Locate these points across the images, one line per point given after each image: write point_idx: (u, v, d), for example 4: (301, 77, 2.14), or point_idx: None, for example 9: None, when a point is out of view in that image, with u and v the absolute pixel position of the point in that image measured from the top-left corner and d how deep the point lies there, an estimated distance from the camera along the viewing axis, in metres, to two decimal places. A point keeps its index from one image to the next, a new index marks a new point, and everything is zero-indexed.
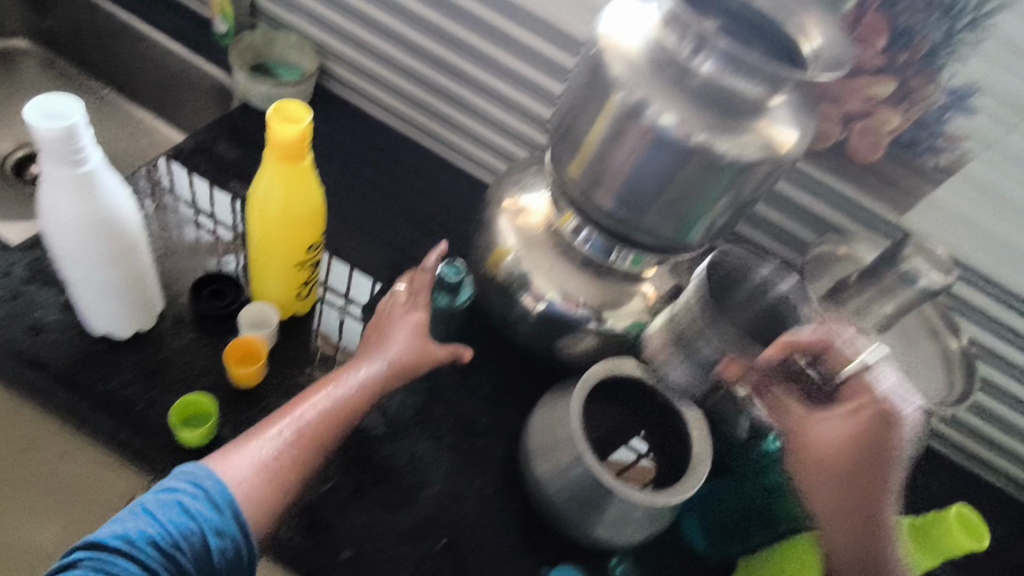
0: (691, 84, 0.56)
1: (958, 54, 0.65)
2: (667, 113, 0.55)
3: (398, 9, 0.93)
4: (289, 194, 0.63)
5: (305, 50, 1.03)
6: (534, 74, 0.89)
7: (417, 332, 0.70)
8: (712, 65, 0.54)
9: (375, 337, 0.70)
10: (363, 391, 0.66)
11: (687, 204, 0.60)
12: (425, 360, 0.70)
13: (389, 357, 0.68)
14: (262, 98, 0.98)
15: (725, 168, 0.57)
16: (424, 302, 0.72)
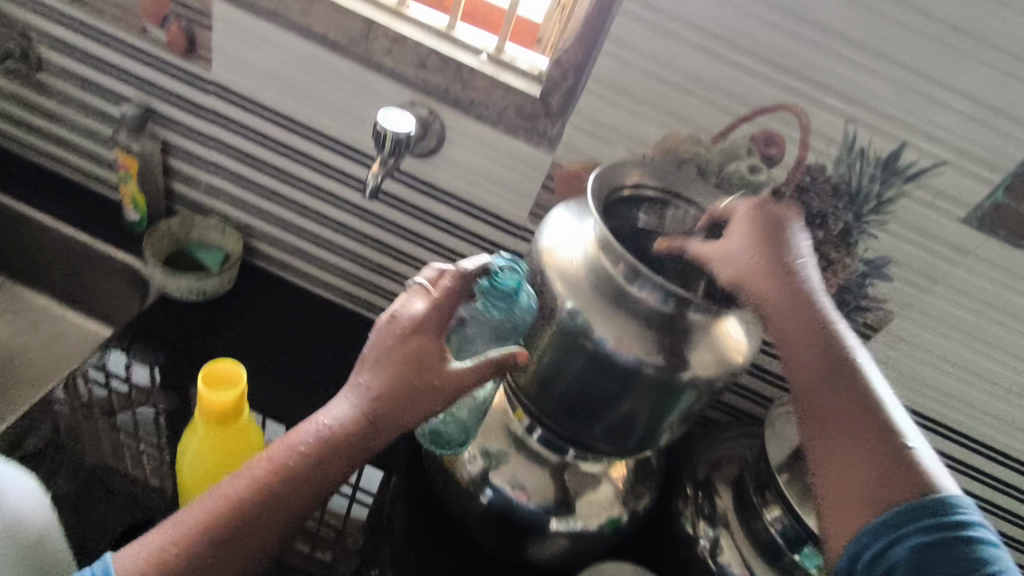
0: (631, 305, 0.58)
1: (868, 233, 0.71)
2: (609, 333, 0.57)
3: (323, 193, 0.91)
4: (224, 455, 0.57)
5: (227, 232, 0.99)
6: (471, 250, 0.89)
7: (417, 360, 0.54)
8: (648, 292, 0.57)
9: (372, 351, 0.55)
10: (337, 434, 0.52)
11: (642, 415, 0.61)
12: (418, 398, 0.53)
13: (375, 388, 0.53)
14: (185, 291, 0.93)
15: (678, 386, 0.57)
16: (429, 312, 0.55)
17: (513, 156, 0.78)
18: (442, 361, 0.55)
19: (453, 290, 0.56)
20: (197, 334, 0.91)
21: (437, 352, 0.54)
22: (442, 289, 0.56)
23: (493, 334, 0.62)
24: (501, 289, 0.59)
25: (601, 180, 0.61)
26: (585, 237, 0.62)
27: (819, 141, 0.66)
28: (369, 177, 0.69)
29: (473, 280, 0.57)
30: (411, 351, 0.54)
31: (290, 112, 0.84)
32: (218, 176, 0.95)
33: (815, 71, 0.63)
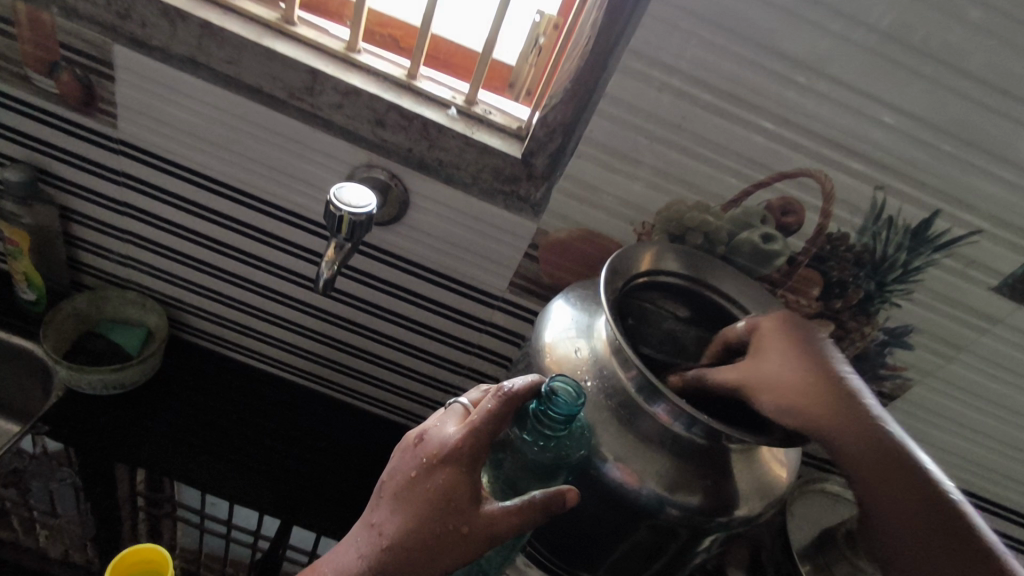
0: (643, 426, 0.48)
1: (890, 302, 0.64)
2: (623, 466, 0.47)
3: (265, 264, 0.78)
4: None
5: (148, 306, 0.85)
6: (442, 323, 0.78)
7: (441, 503, 0.43)
8: (663, 413, 0.47)
9: (397, 481, 0.45)
10: None
11: (659, 552, 0.51)
12: (440, 554, 0.42)
13: (390, 533, 0.43)
14: (97, 387, 0.78)
15: (708, 525, 0.48)
16: (462, 440, 0.44)
17: (490, 224, 0.67)
18: (473, 507, 0.43)
19: (497, 416, 0.43)
20: (119, 438, 0.77)
21: (468, 494, 0.43)
22: (482, 412, 0.44)
23: (541, 471, 0.46)
24: (558, 418, 0.44)
25: (612, 272, 0.51)
26: (591, 339, 0.51)
27: (842, 208, 0.59)
28: (323, 269, 0.58)
29: (521, 401, 0.44)
30: (435, 490, 0.43)
31: (221, 175, 0.71)
32: (139, 245, 0.81)
33: (841, 134, 0.55)
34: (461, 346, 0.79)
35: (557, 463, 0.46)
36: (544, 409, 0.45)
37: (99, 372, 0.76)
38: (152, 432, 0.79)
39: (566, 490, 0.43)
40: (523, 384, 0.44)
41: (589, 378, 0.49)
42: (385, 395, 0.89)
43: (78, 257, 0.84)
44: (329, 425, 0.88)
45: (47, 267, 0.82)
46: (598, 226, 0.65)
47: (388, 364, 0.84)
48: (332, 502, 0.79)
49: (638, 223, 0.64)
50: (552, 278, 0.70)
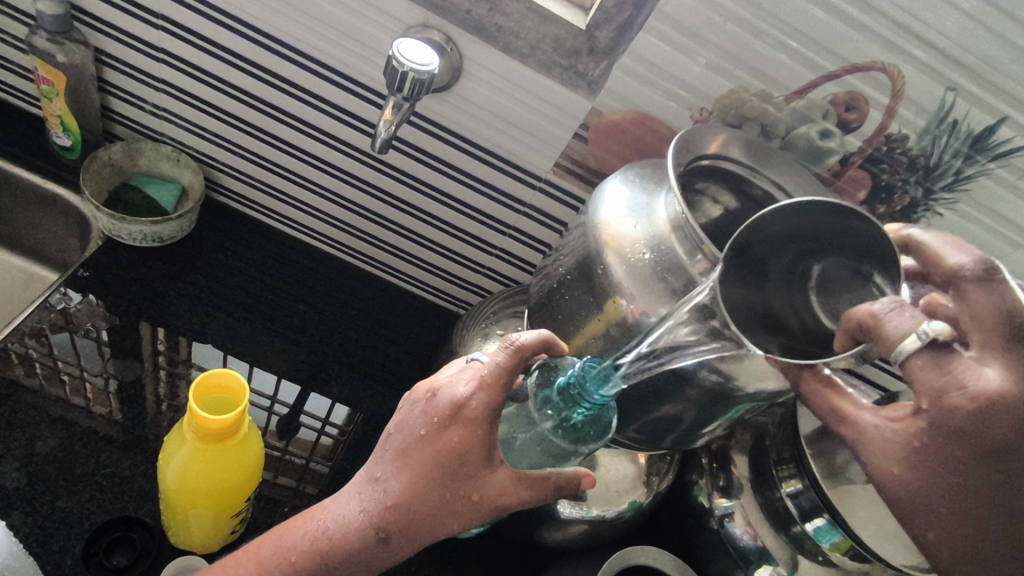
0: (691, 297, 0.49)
1: (933, 211, 0.64)
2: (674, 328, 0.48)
3: (306, 125, 0.76)
4: (209, 479, 0.50)
5: (183, 163, 0.84)
6: (479, 202, 0.78)
7: (453, 467, 0.49)
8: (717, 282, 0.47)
9: (406, 439, 0.51)
10: (345, 535, 0.49)
11: (684, 420, 0.55)
12: (451, 515, 0.49)
13: (398, 493, 0.49)
14: (136, 237, 0.80)
15: (736, 399, 0.52)
16: (476, 402, 0.49)
17: (543, 99, 0.66)
18: (482, 473, 0.50)
19: (507, 372, 0.49)
20: (150, 295, 0.80)
21: (479, 460, 0.49)
22: (495, 368, 0.49)
23: (558, 445, 0.53)
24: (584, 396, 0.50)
25: (677, 150, 0.51)
26: (650, 218, 0.51)
27: (908, 108, 0.58)
28: (380, 127, 0.58)
29: (530, 354, 0.49)
30: (448, 452, 0.49)
31: (266, 26, 0.68)
32: (175, 97, 0.79)
33: (920, 26, 0.54)
34: (496, 228, 0.80)
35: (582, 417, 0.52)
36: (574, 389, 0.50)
37: (140, 222, 0.78)
38: (177, 297, 0.81)
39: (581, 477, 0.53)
40: (534, 340, 0.49)
41: (647, 253, 0.50)
42: (415, 272, 0.90)
43: (110, 106, 0.82)
44: (356, 298, 0.90)
45: (80, 114, 0.81)
46: (653, 109, 0.64)
47: (422, 241, 0.85)
48: (357, 365, 0.83)
49: (695, 108, 0.63)
50: (598, 161, 0.69)
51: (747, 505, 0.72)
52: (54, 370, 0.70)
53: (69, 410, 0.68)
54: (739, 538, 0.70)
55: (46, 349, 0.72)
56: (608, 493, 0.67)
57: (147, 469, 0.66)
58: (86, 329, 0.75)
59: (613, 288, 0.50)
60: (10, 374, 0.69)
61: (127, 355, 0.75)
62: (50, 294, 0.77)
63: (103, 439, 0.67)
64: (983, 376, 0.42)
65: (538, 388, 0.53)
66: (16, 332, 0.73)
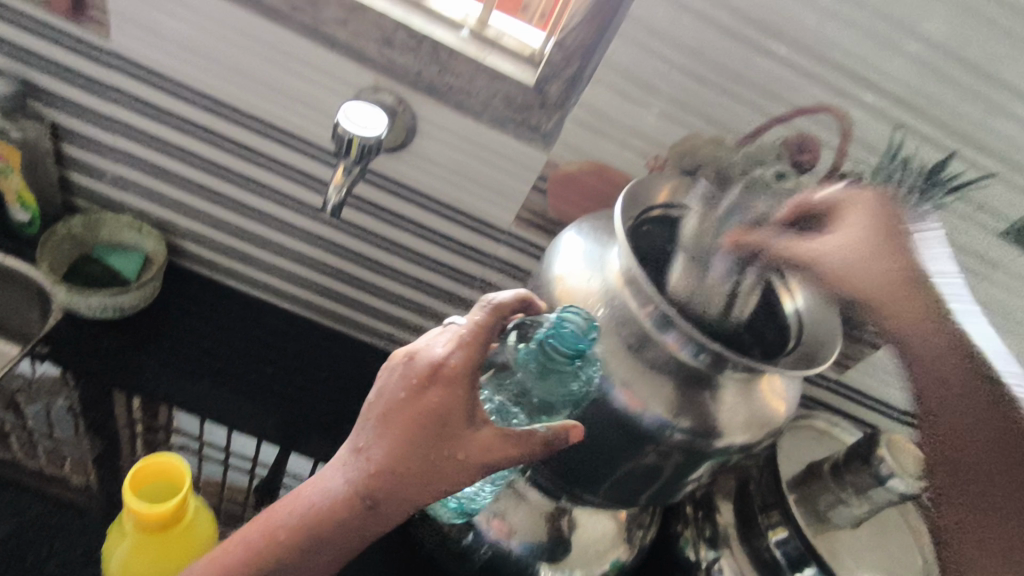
0: (646, 353, 0.47)
1: None
2: (622, 385, 0.47)
3: (267, 189, 0.76)
4: (160, 563, 0.47)
5: (144, 231, 0.83)
6: (444, 256, 0.77)
7: (434, 428, 0.44)
8: (669, 338, 0.46)
9: (384, 404, 0.45)
10: (328, 512, 0.44)
11: (655, 477, 0.52)
12: (437, 476, 0.44)
13: (381, 459, 0.44)
14: (96, 309, 0.77)
15: (708, 454, 0.49)
16: (455, 360, 0.44)
17: (498, 153, 0.66)
18: (467, 431, 0.44)
19: (486, 329, 0.44)
20: (114, 366, 0.77)
21: (462, 418, 0.44)
22: (473, 326, 0.45)
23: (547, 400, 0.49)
24: (562, 348, 0.46)
25: (627, 204, 0.51)
26: (604, 271, 0.50)
27: (858, 148, 0.59)
28: (330, 192, 0.57)
29: (508, 312, 0.45)
30: (429, 416, 0.44)
31: (221, 94, 0.68)
32: (136, 167, 0.78)
33: (862, 69, 0.55)
34: (462, 281, 0.79)
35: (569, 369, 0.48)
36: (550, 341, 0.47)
37: (99, 295, 0.76)
38: (147, 362, 0.79)
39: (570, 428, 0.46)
40: (513, 298, 0.45)
41: (602, 308, 0.49)
42: (386, 328, 0.89)
43: (70, 178, 0.82)
44: (327, 357, 0.88)
45: (39, 189, 0.80)
46: (608, 160, 0.64)
47: (390, 297, 0.84)
48: (327, 429, 0.80)
49: (649, 157, 0.63)
50: (558, 212, 0.69)
51: (735, 551, 0.69)
52: (21, 447, 0.68)
53: (31, 489, 0.65)
54: None
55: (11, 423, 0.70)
56: (588, 555, 0.64)
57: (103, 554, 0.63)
58: (56, 401, 0.73)
59: (570, 345, 0.49)
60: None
61: (98, 427, 0.72)
62: (11, 367, 0.75)
63: (69, 515, 0.65)
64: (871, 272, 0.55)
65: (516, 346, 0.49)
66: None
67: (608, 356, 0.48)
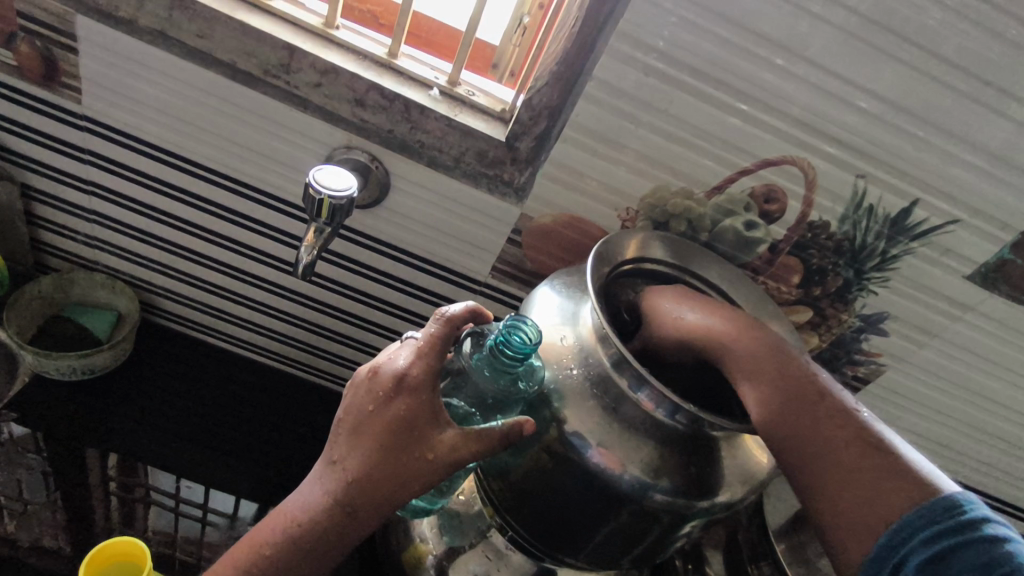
0: (623, 412, 0.47)
1: (867, 289, 0.65)
2: (601, 446, 0.46)
3: (241, 245, 0.76)
4: None
5: (118, 289, 0.82)
6: (423, 307, 0.77)
7: (403, 434, 0.45)
8: (644, 397, 0.45)
9: (353, 419, 0.47)
10: (308, 527, 0.44)
11: (638, 540, 0.50)
12: (413, 479, 0.45)
13: (356, 468, 0.45)
14: (66, 371, 0.75)
15: (691, 515, 0.48)
16: (416, 369, 0.46)
17: (472, 207, 0.66)
18: (434, 433, 0.46)
19: (443, 340, 0.47)
20: (82, 431, 0.75)
21: (429, 420, 0.46)
22: (428, 337, 0.47)
23: (505, 402, 0.49)
24: (507, 357, 0.46)
25: (599, 260, 0.51)
26: (577, 328, 0.50)
27: (825, 197, 0.60)
28: (301, 253, 0.57)
29: (461, 321, 0.48)
30: (397, 422, 0.45)
31: (194, 154, 0.68)
32: (109, 226, 0.78)
33: (825, 123, 0.56)
34: None
35: (522, 372, 0.48)
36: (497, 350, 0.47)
37: (66, 357, 0.73)
38: (117, 423, 0.76)
39: (524, 421, 0.47)
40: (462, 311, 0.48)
41: (576, 368, 0.48)
42: None
43: (41, 238, 0.81)
44: (305, 412, 0.86)
45: (9, 250, 0.79)
46: (581, 211, 0.65)
47: (369, 349, 0.83)
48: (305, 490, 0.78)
49: (621, 208, 0.64)
50: (534, 263, 0.69)
51: None
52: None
53: None
54: None
55: None
56: None
57: None
58: None
59: (545, 406, 0.48)
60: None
61: None
62: None
63: None
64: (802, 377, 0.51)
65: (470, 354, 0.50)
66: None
67: (585, 415, 0.47)
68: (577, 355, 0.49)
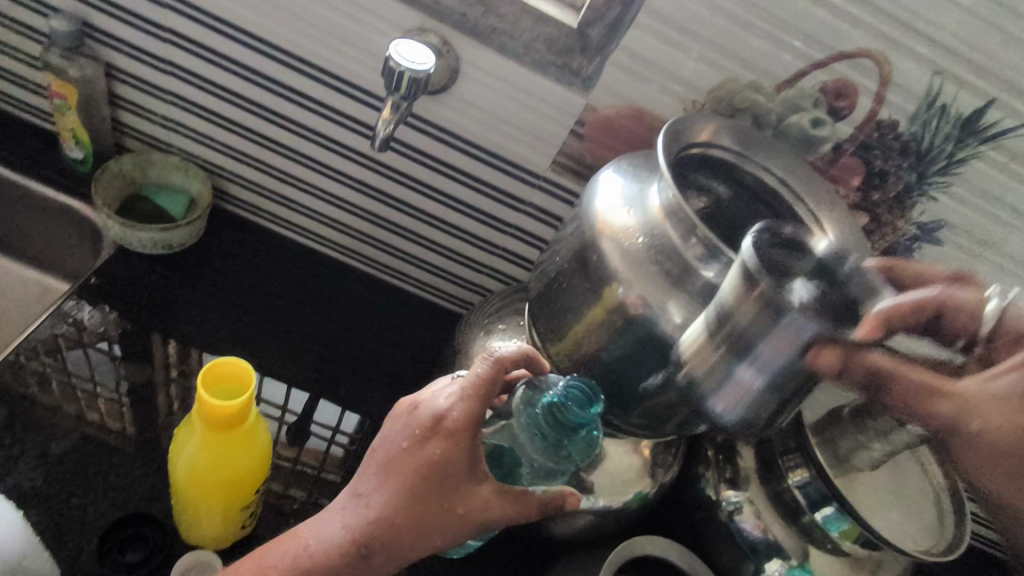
0: (685, 282, 0.50)
1: (928, 194, 0.65)
2: (666, 312, 0.50)
3: (310, 131, 0.79)
4: (229, 460, 0.53)
5: (191, 172, 0.86)
6: (480, 201, 0.79)
7: (435, 479, 0.51)
8: (716, 270, 0.49)
9: (389, 453, 0.54)
10: (330, 555, 0.51)
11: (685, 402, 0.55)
12: (436, 528, 0.51)
13: (382, 505, 0.51)
14: (148, 245, 0.81)
15: None
16: (455, 413, 0.52)
17: (539, 97, 0.67)
18: (466, 487, 0.52)
19: (486, 385, 0.53)
20: (161, 302, 0.81)
21: (460, 471, 0.52)
22: (474, 379, 0.53)
23: (546, 465, 0.54)
24: (568, 420, 0.51)
25: (669, 139, 0.52)
26: (643, 205, 0.52)
27: (897, 94, 0.60)
28: (380, 127, 0.61)
29: (507, 367, 0.54)
30: (430, 464, 0.51)
31: (271, 35, 0.71)
32: (183, 109, 0.81)
33: (904, 12, 0.55)
34: (497, 227, 0.81)
35: (574, 441, 0.53)
36: (558, 409, 0.52)
37: (149, 229, 0.79)
38: (187, 304, 0.82)
39: (566, 494, 0.55)
40: (511, 352, 0.54)
41: (641, 238, 0.51)
42: (419, 275, 0.91)
43: (120, 119, 0.85)
44: (362, 302, 0.90)
45: (92, 128, 0.84)
46: (646, 104, 0.66)
47: (425, 243, 0.86)
48: (362, 369, 0.83)
49: (688, 101, 0.64)
50: (595, 157, 0.71)
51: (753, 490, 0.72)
52: (63, 390, 0.71)
53: (83, 416, 0.69)
54: (747, 531, 0.70)
55: (61, 358, 0.73)
56: (614, 483, 0.66)
57: (154, 475, 0.67)
58: (97, 346, 0.75)
59: (609, 275, 0.51)
60: (16, 381, 0.70)
61: (144, 360, 0.76)
62: (63, 304, 0.78)
63: (108, 447, 0.67)
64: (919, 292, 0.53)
65: (522, 403, 0.54)
66: (27, 346, 0.74)
67: (650, 282, 0.50)
68: (643, 226, 0.51)
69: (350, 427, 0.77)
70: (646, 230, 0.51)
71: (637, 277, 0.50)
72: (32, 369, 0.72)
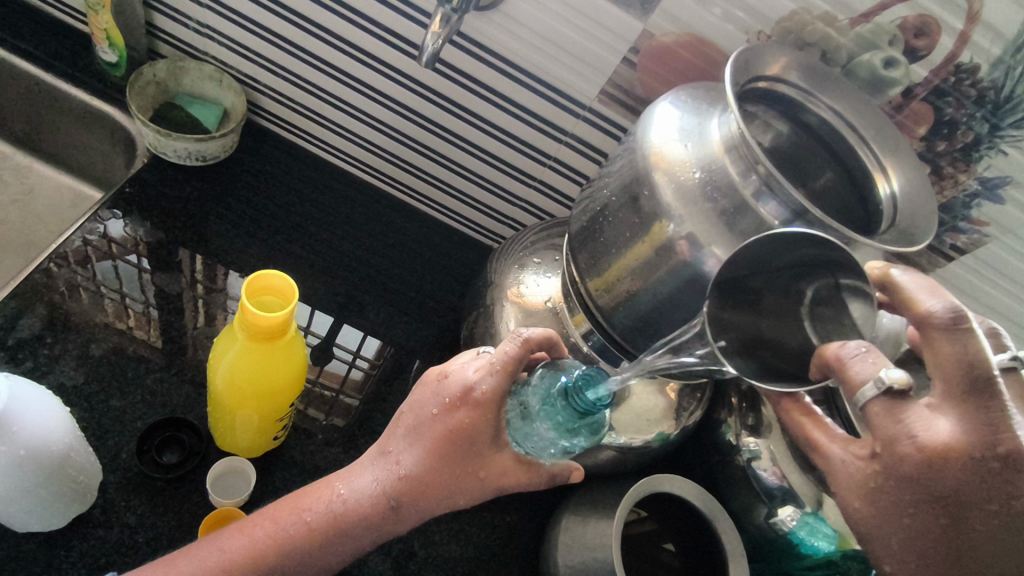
0: (739, 222, 0.48)
1: (999, 148, 0.61)
2: (715, 251, 0.48)
3: (349, 45, 0.76)
4: (268, 373, 0.53)
5: (225, 83, 0.84)
6: (520, 129, 0.76)
7: (463, 445, 0.53)
8: (775, 209, 0.47)
9: (419, 416, 0.54)
10: (355, 509, 0.53)
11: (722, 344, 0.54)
12: (459, 489, 0.53)
13: (410, 465, 0.53)
14: (182, 155, 0.80)
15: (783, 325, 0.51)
16: (485, 386, 0.53)
17: (595, 20, 0.64)
18: (490, 453, 0.54)
19: (516, 361, 0.53)
20: (193, 215, 0.80)
21: (486, 439, 0.54)
22: (503, 356, 0.53)
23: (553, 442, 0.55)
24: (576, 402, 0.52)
25: (738, 71, 0.50)
26: (701, 139, 0.50)
27: (982, 35, 0.56)
28: (428, 41, 0.58)
29: (536, 345, 0.54)
30: (460, 430, 0.52)
31: None
32: (220, 14, 0.78)
33: None
34: (534, 157, 0.78)
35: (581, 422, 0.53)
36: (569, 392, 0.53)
37: (185, 140, 0.78)
38: (220, 221, 0.81)
39: (571, 470, 0.57)
40: (540, 334, 0.54)
41: (698, 172, 0.49)
42: (452, 203, 0.89)
43: (155, 22, 0.83)
44: (392, 229, 0.89)
45: (128, 30, 0.81)
46: (709, 34, 0.62)
47: (461, 172, 0.84)
48: (391, 294, 0.82)
49: (753, 32, 0.61)
50: (647, 89, 0.67)
51: (776, 445, 0.70)
52: (100, 297, 0.71)
53: (118, 323, 0.70)
54: (765, 479, 0.69)
55: (95, 264, 0.74)
56: (638, 422, 0.66)
57: (189, 384, 0.68)
58: (128, 259, 0.75)
59: (659, 209, 0.50)
60: (53, 286, 0.71)
61: (177, 271, 0.76)
62: (99, 210, 0.78)
63: (141, 355, 0.69)
64: (869, 368, 0.43)
65: (545, 374, 0.56)
66: (61, 255, 0.73)
67: (704, 220, 0.48)
68: (701, 160, 0.49)
69: (371, 352, 0.77)
70: (706, 164, 0.49)
71: (688, 211, 0.48)
72: (69, 273, 0.72)
